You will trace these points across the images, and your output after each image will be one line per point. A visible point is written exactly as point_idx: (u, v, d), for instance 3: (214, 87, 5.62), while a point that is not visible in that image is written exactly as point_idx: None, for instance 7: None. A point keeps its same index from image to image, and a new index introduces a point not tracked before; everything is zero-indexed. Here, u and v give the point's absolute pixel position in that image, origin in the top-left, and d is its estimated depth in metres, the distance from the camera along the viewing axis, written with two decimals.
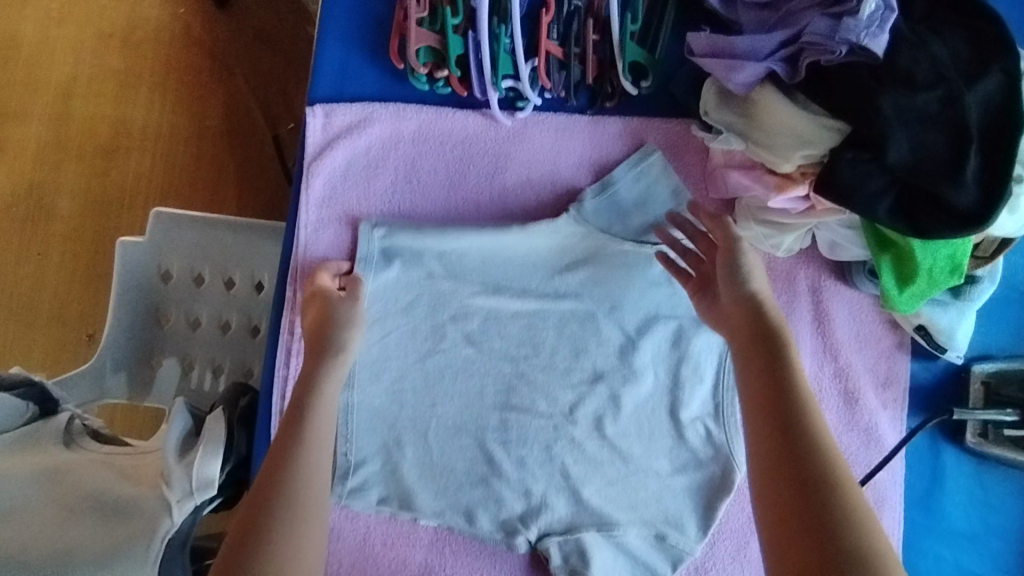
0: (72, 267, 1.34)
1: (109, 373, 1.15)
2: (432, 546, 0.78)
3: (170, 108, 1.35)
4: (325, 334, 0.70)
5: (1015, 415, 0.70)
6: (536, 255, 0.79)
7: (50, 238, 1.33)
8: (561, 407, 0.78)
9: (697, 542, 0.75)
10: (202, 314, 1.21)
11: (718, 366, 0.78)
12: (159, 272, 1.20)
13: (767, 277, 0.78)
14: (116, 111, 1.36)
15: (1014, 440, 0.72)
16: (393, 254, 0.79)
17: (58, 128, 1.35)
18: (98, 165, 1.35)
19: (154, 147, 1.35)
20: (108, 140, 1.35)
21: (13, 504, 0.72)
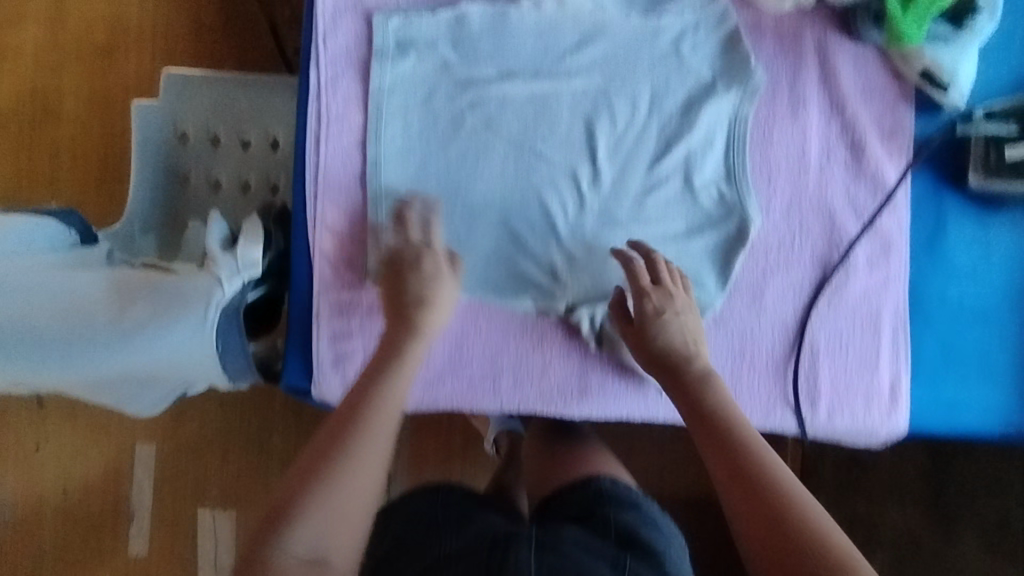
0: (88, 159, 1.37)
1: (139, 232, 1.20)
2: (465, 320, 0.80)
3: (165, 6, 1.38)
4: (411, 297, 0.73)
5: (1015, 127, 0.75)
6: (546, 37, 0.80)
7: (62, 138, 1.37)
8: (580, 182, 0.80)
9: (718, 294, 0.80)
10: (221, 174, 1.22)
11: (730, 130, 0.80)
12: (176, 133, 1.23)
13: (774, 39, 0.80)
14: (112, 11, 1.39)
15: (1015, 166, 0.75)
16: (408, 43, 0.79)
17: (57, 32, 1.38)
18: (101, 64, 1.38)
19: (152, 42, 1.37)
20: (107, 39, 1.38)
21: (66, 290, 0.75)
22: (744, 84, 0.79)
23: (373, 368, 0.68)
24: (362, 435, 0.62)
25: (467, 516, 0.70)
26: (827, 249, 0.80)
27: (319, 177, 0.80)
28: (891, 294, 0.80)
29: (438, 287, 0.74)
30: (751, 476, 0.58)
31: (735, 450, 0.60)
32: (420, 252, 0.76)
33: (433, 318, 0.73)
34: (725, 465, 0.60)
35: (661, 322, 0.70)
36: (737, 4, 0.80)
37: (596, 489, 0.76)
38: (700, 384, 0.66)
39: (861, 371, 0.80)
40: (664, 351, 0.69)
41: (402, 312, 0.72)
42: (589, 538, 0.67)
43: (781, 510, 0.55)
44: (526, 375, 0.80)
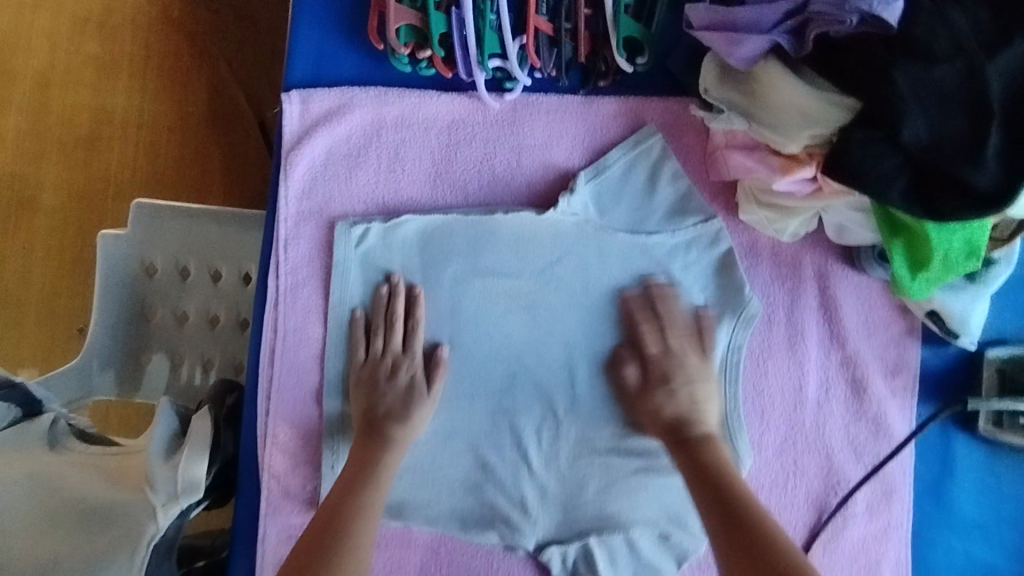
0: (59, 262, 1.22)
1: (96, 372, 1.05)
2: (428, 553, 0.74)
3: (153, 92, 1.22)
4: (381, 427, 0.70)
5: None
6: (524, 251, 0.74)
7: (36, 231, 1.22)
8: (557, 408, 0.74)
9: (701, 538, 0.73)
10: (189, 308, 1.09)
11: (722, 359, 0.74)
12: (142, 265, 1.09)
13: (771, 264, 0.74)
14: (95, 97, 1.23)
15: None
16: (375, 254, 0.74)
17: (37, 115, 1.23)
18: (81, 154, 1.23)
19: (138, 134, 1.22)
20: (90, 127, 1.23)
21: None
22: (738, 311, 0.74)
23: (342, 489, 0.67)
24: (343, 546, 0.63)
25: None
26: (824, 493, 0.73)
27: (274, 391, 0.73)
28: (892, 543, 0.73)
29: (415, 413, 0.71)
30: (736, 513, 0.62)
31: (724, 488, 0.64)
32: (397, 360, 0.72)
33: (407, 429, 0.71)
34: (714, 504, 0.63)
35: (668, 389, 0.73)
36: (732, 223, 0.75)
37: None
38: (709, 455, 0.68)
39: None
40: (676, 426, 0.70)
41: (373, 429, 0.70)
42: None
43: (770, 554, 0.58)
44: None
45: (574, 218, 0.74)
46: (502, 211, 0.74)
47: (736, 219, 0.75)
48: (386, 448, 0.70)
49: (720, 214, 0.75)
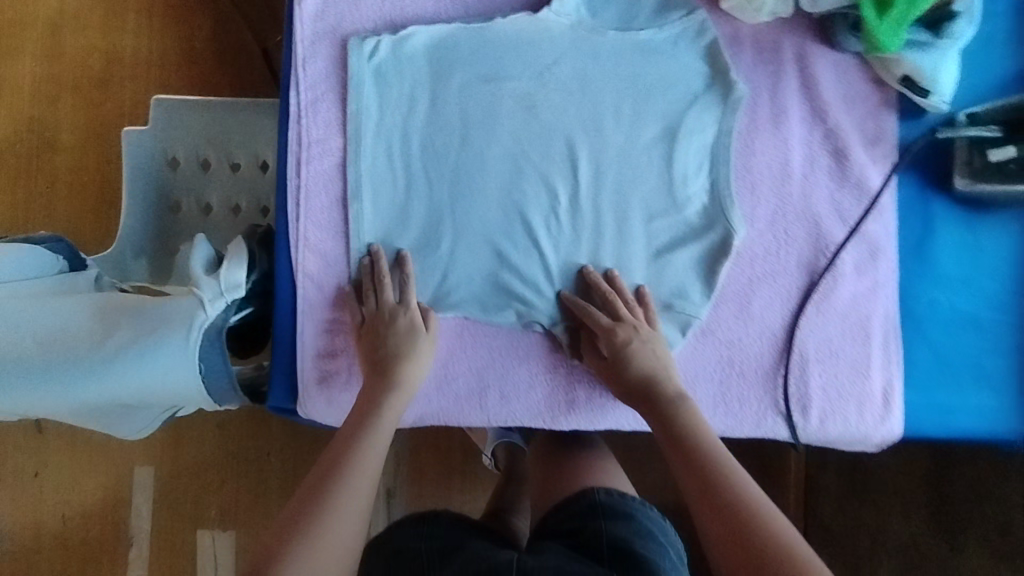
0: (82, 196, 1.27)
1: (131, 258, 1.13)
2: (453, 337, 0.80)
3: (159, 30, 1.29)
4: (369, 404, 0.73)
5: (997, 130, 0.74)
6: (523, 54, 0.81)
7: (58, 169, 1.27)
8: (561, 198, 0.80)
9: (703, 304, 0.79)
10: (212, 198, 1.14)
11: (714, 143, 0.80)
12: (166, 158, 1.15)
13: (753, 51, 0.80)
14: (106, 39, 1.30)
15: (999, 165, 0.75)
16: (386, 65, 0.80)
17: (52, 61, 1.30)
18: (95, 94, 1.29)
19: (148, 71, 1.28)
20: (102, 67, 1.29)
21: (56, 321, 0.76)
22: (726, 96, 0.80)
23: (327, 469, 0.68)
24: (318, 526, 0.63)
25: (456, 547, 0.71)
26: (814, 257, 0.79)
27: (303, 199, 0.80)
28: (880, 299, 0.79)
29: (393, 399, 0.74)
30: (715, 487, 0.63)
31: (693, 462, 0.67)
32: (393, 311, 0.76)
33: (407, 368, 0.75)
34: (695, 478, 0.66)
35: (630, 356, 0.75)
36: (715, 16, 0.80)
37: (591, 503, 0.76)
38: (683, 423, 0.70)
39: (853, 379, 0.79)
40: (643, 386, 0.74)
41: (367, 413, 0.73)
42: (568, 563, 0.66)
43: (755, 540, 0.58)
44: (512, 390, 0.80)
45: (568, 21, 0.81)
46: (501, 17, 0.81)
47: (718, 11, 0.80)
48: (379, 409, 0.73)
49: (703, 8, 0.80)
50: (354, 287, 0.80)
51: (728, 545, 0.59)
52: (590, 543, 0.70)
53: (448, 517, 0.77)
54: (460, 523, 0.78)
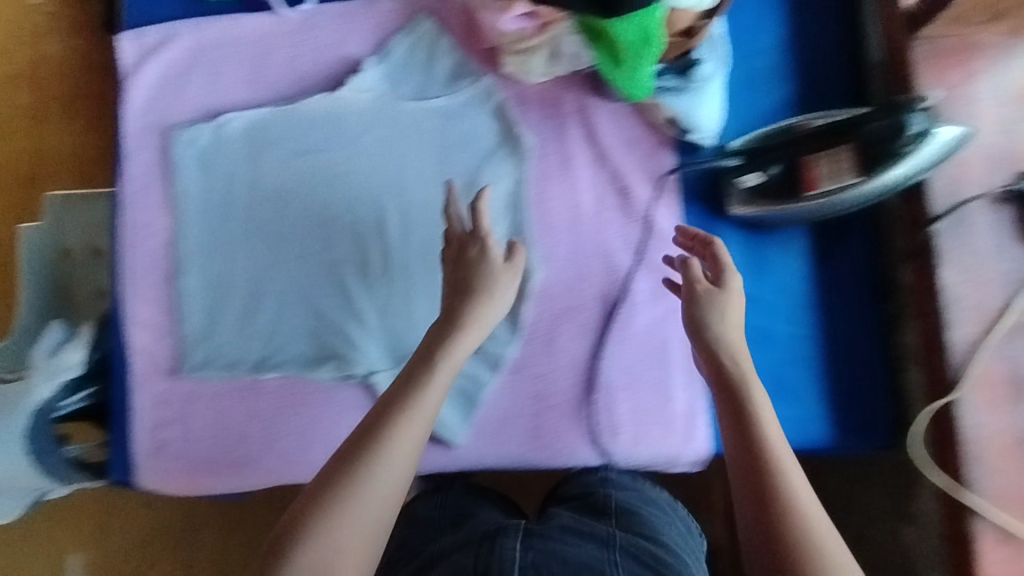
0: None
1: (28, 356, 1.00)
2: (278, 396, 0.84)
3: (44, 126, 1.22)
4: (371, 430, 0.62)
5: (739, 159, 0.80)
6: (328, 128, 0.87)
7: None
8: (372, 257, 0.86)
9: (510, 343, 0.84)
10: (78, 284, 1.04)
11: (511, 195, 0.87)
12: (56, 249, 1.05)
13: (539, 107, 0.88)
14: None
15: (757, 191, 0.78)
16: (204, 149, 0.87)
17: None
18: None
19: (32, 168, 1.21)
20: None
21: None
22: (516, 150, 0.87)
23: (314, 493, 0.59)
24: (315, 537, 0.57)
25: (467, 514, 0.79)
26: (611, 290, 0.85)
27: (133, 277, 0.86)
28: (676, 324, 0.84)
29: (424, 392, 0.64)
30: (768, 480, 0.60)
31: (755, 443, 0.61)
32: (468, 239, 0.72)
33: (475, 309, 0.69)
34: (744, 460, 0.61)
35: (710, 299, 0.66)
36: (501, 80, 0.88)
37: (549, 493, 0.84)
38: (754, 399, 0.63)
39: (656, 401, 0.84)
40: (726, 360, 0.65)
41: (388, 412, 0.63)
42: (580, 523, 0.74)
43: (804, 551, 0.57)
44: (336, 442, 0.83)
45: (370, 96, 0.88)
46: (307, 98, 0.88)
47: (502, 75, 0.88)
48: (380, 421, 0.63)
49: (489, 73, 0.88)
50: (180, 357, 0.85)
51: (769, 539, 0.58)
52: (597, 507, 0.78)
53: (501, 499, 0.85)
54: (499, 501, 0.85)
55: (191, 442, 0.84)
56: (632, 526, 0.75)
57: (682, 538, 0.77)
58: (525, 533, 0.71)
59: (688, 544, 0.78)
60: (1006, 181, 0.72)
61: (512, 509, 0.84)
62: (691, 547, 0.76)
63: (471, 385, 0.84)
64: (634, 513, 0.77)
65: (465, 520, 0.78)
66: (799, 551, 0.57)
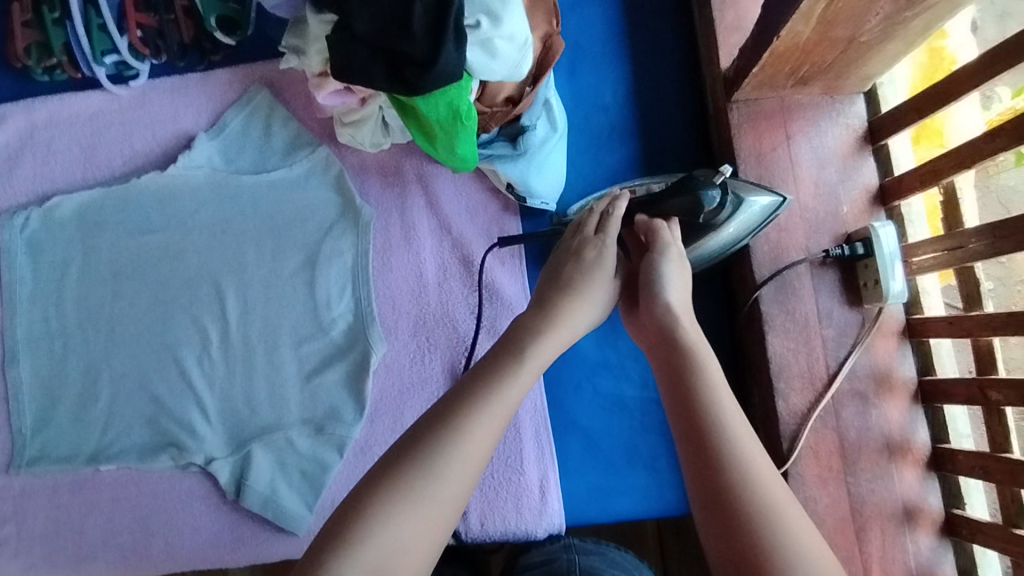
0: None
1: None
2: (117, 488, 0.82)
3: None
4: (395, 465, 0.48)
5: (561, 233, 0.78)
6: (161, 204, 0.86)
7: None
8: (212, 337, 0.84)
9: (355, 423, 0.82)
10: None
11: (354, 267, 0.85)
12: None
13: (380, 177, 0.88)
14: None
15: None
16: (34, 230, 0.86)
17: None
18: None
19: None
20: None
21: None
22: (357, 221, 0.86)
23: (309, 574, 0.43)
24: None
25: None
26: (458, 360, 0.84)
27: None
28: (527, 394, 0.82)
29: (535, 350, 0.56)
30: (701, 431, 0.50)
31: (695, 393, 0.52)
32: (586, 241, 0.65)
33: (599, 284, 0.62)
34: (683, 416, 0.52)
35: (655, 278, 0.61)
36: (340, 151, 0.88)
37: (564, 542, 0.79)
38: (685, 344, 0.56)
39: (508, 474, 0.81)
40: (662, 322, 0.58)
41: (439, 418, 0.50)
42: None
43: (743, 513, 0.46)
44: (176, 535, 0.81)
45: (204, 169, 0.87)
46: (143, 176, 0.87)
47: (341, 147, 0.88)
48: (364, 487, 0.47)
49: (326, 145, 0.88)
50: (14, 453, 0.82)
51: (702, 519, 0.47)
52: (568, 572, 0.74)
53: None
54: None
55: (27, 541, 0.81)
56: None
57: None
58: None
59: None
60: (827, 246, 0.72)
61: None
62: None
63: (315, 467, 0.81)
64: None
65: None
66: (736, 514, 0.46)
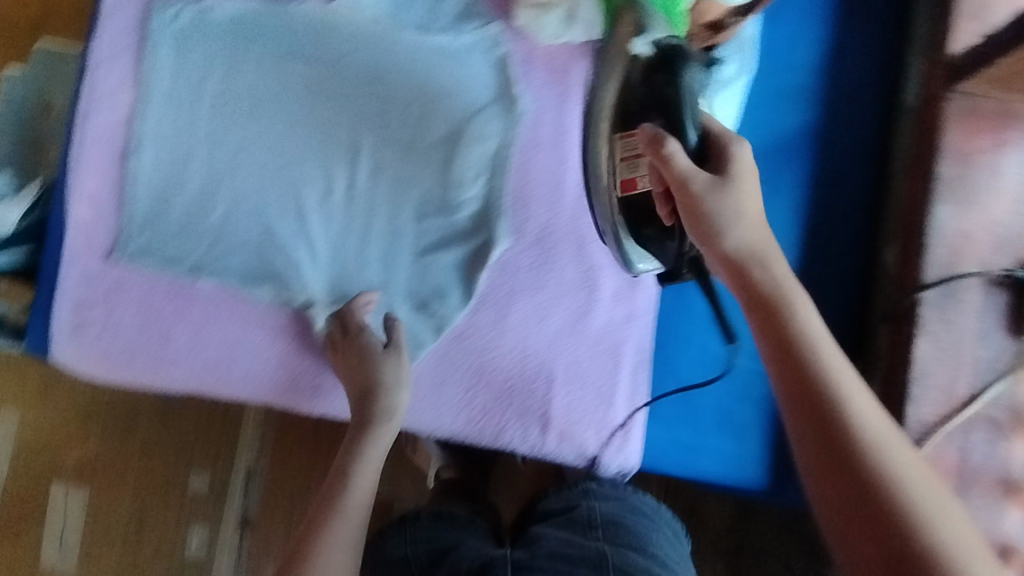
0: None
1: None
2: (210, 304, 0.81)
3: None
4: (370, 403, 0.75)
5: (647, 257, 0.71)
6: (319, 35, 0.82)
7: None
8: (337, 185, 0.82)
9: (459, 308, 0.80)
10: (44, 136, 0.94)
11: (495, 155, 0.81)
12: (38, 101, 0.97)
13: (545, 67, 0.82)
14: None
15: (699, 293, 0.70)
16: (185, 26, 0.82)
17: None
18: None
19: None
20: None
21: None
22: (509, 109, 0.81)
23: (337, 475, 0.72)
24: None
25: (447, 547, 0.76)
26: (577, 281, 0.81)
27: (83, 146, 0.81)
28: (635, 329, 0.80)
29: (366, 446, 0.72)
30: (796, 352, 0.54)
31: (782, 319, 0.55)
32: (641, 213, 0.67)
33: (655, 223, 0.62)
34: (771, 338, 0.55)
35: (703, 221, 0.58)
36: (510, 32, 0.82)
37: (584, 489, 0.78)
38: (771, 280, 0.57)
39: (596, 401, 0.80)
40: (737, 256, 0.57)
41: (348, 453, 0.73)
42: (564, 545, 0.73)
43: (840, 421, 0.51)
44: (260, 365, 0.80)
45: (369, 11, 0.82)
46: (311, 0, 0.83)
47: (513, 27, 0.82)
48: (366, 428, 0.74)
49: (499, 21, 0.82)
50: (118, 242, 0.81)
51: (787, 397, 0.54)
52: (584, 521, 0.75)
53: (474, 525, 0.81)
54: (469, 527, 0.81)
55: (113, 329, 0.81)
56: (622, 540, 0.73)
57: (671, 546, 0.76)
58: (514, 568, 0.71)
59: (679, 550, 0.77)
60: (1005, 266, 0.69)
61: (485, 535, 0.81)
62: (678, 555, 0.75)
63: (407, 343, 0.79)
64: (621, 525, 0.75)
65: (444, 557, 0.75)
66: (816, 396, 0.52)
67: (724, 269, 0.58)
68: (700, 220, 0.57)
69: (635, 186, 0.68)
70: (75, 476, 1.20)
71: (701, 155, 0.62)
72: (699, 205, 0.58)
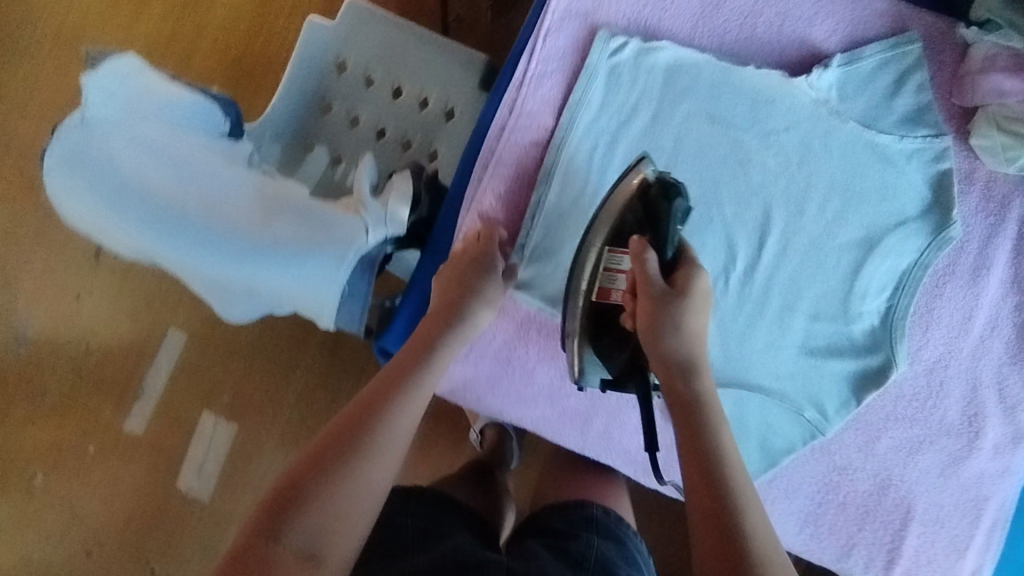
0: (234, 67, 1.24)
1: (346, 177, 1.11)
2: None
3: None
4: (462, 299, 0.70)
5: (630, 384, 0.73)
6: (752, 104, 0.77)
7: (210, 17, 1.24)
8: (739, 263, 0.78)
9: (837, 421, 0.77)
10: (388, 125, 1.15)
11: (907, 271, 0.77)
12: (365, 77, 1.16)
13: (981, 194, 0.77)
14: None
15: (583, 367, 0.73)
16: (629, 48, 0.77)
17: None
18: None
19: None
20: None
21: (213, 184, 0.78)
22: (938, 230, 0.77)
23: (406, 365, 0.66)
24: (378, 445, 0.59)
25: (447, 533, 0.69)
26: (960, 424, 0.77)
27: (490, 166, 0.79)
28: (1003, 487, 0.77)
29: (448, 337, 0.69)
30: (710, 453, 0.61)
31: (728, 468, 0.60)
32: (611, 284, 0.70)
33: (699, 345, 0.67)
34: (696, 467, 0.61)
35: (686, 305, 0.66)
36: (958, 147, 0.78)
37: (587, 514, 0.77)
38: (700, 392, 0.65)
39: (947, 549, 0.78)
40: (681, 361, 0.66)
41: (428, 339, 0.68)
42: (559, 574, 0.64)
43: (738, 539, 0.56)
44: (617, 430, 0.79)
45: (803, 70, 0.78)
46: (754, 66, 0.77)
47: (963, 144, 0.77)
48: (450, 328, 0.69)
49: (950, 135, 0.77)
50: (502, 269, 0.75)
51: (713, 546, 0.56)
52: (579, 552, 0.69)
53: (469, 519, 0.75)
54: (447, 511, 0.74)
55: (478, 355, 0.79)
56: None
57: None
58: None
59: None
60: None
61: (478, 535, 0.73)
62: None
63: (779, 440, 0.78)
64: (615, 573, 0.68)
65: (441, 537, 0.68)
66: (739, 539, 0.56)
67: (679, 358, 0.65)
68: (658, 326, 0.65)
69: (608, 296, 0.70)
70: (228, 409, 1.18)
71: (671, 267, 0.69)
72: (659, 306, 0.65)
